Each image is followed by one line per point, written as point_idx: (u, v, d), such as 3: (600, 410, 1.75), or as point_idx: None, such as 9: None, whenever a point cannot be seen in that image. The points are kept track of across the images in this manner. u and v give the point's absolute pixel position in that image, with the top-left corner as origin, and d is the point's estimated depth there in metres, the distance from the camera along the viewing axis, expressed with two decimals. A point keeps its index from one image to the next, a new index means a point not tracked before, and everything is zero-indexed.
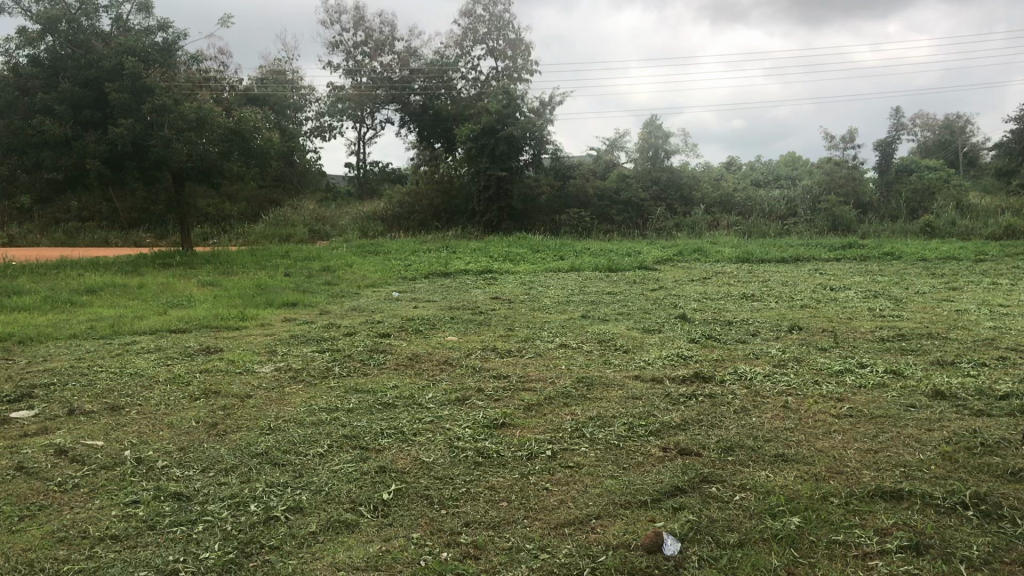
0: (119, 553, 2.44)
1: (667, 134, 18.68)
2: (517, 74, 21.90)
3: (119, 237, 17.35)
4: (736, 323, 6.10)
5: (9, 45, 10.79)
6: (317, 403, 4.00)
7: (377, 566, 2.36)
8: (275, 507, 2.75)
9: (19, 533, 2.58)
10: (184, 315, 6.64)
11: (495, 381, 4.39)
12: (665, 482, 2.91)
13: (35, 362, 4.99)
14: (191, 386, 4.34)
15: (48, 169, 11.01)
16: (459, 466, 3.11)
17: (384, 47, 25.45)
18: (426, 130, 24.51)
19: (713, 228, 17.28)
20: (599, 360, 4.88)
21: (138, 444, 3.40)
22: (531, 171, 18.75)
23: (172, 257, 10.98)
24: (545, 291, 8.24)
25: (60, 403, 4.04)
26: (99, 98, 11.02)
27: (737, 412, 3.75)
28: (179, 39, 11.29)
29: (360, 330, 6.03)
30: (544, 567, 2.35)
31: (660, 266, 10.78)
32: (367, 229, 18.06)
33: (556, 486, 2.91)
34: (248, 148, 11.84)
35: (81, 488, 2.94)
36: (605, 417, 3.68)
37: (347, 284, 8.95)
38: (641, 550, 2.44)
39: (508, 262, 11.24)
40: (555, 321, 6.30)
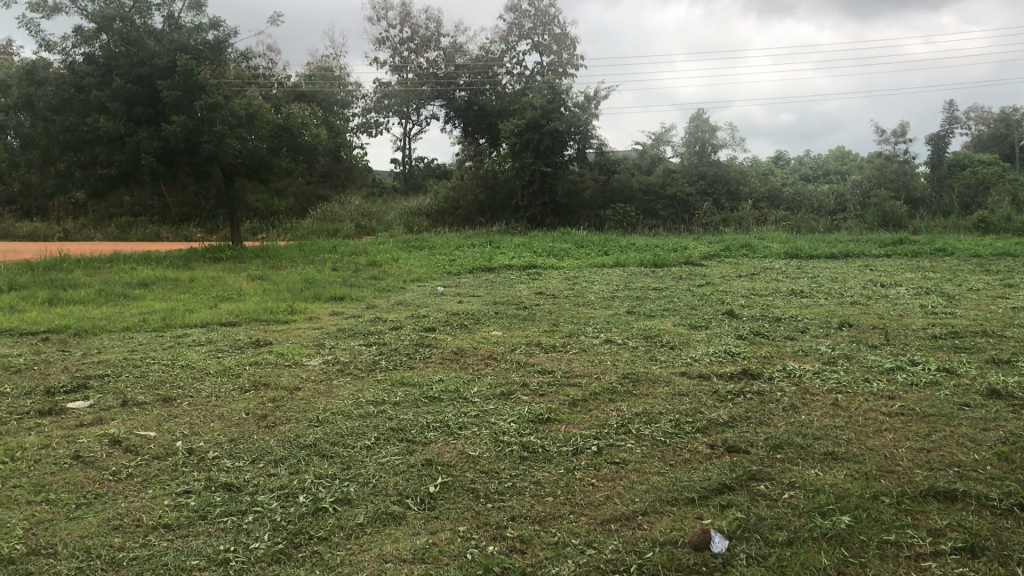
0: (171, 542, 2.48)
1: (714, 128, 18.43)
2: (563, 69, 21.86)
3: (170, 232, 17.65)
4: (785, 320, 6.03)
5: (65, 43, 10.94)
6: (364, 396, 4.05)
7: (424, 559, 2.38)
8: (324, 498, 2.78)
9: (77, 519, 2.64)
10: (232, 308, 6.72)
11: (540, 376, 4.39)
12: (713, 479, 2.89)
13: (90, 353, 5.11)
14: (241, 378, 4.39)
15: (101, 164, 11.21)
16: (504, 460, 3.12)
17: (430, 43, 25.60)
18: (470, 125, 24.59)
19: (761, 223, 17.10)
20: (646, 356, 4.85)
21: (189, 436, 3.45)
22: (576, 166, 18.65)
23: (223, 251, 11.14)
24: (590, 287, 8.22)
25: (113, 394, 4.12)
26: (151, 94, 11.15)
27: (786, 409, 3.71)
28: (229, 37, 11.48)
29: (405, 323, 6.08)
30: (592, 562, 2.34)
31: (706, 262, 10.69)
32: (412, 224, 18.18)
33: (602, 482, 2.90)
34: (295, 143, 12.06)
35: (135, 477, 2.99)
36: (651, 413, 3.66)
37: (393, 278, 9.00)
38: (688, 547, 2.43)
39: (552, 256, 11.23)
40: (601, 317, 6.28)
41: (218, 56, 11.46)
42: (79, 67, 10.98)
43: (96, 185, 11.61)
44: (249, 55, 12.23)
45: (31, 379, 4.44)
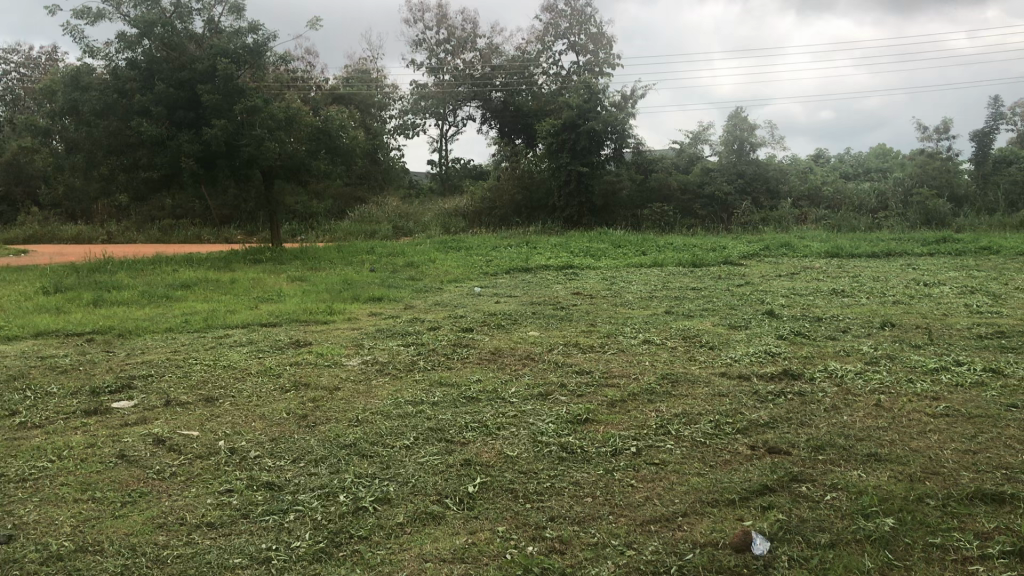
0: (215, 540, 2.51)
1: (753, 126, 18.18)
2: (599, 69, 21.80)
3: (211, 233, 17.88)
4: (826, 319, 5.97)
5: (109, 49, 11.12)
6: (403, 396, 4.07)
7: (463, 558, 2.39)
8: (364, 497, 2.80)
9: (122, 518, 2.68)
10: (273, 309, 6.79)
11: (577, 377, 4.38)
12: (754, 481, 2.86)
13: (134, 354, 5.18)
14: (281, 379, 4.43)
15: (144, 167, 11.39)
16: (543, 460, 3.12)
17: (466, 44, 25.67)
18: (507, 125, 24.63)
19: (801, 222, 16.94)
20: (685, 356, 4.83)
21: (231, 435, 3.49)
22: (613, 165, 18.57)
23: (262, 253, 11.28)
24: (627, 287, 8.20)
25: (157, 394, 4.18)
26: (192, 98, 11.31)
27: (827, 410, 3.67)
28: (269, 40, 11.60)
29: (443, 324, 6.11)
30: (631, 564, 2.33)
31: (745, 262, 10.61)
32: (449, 225, 18.25)
33: (641, 483, 2.89)
34: (333, 145, 12.19)
35: (178, 476, 3.04)
36: (690, 415, 3.64)
37: (431, 279, 9.04)
38: (729, 549, 2.41)
39: (589, 256, 11.20)
40: (639, 317, 6.26)
41: (258, 60, 11.58)
42: (122, 73, 11.16)
43: (138, 188, 11.80)
44: (287, 58, 12.36)
45: (78, 379, 4.52)
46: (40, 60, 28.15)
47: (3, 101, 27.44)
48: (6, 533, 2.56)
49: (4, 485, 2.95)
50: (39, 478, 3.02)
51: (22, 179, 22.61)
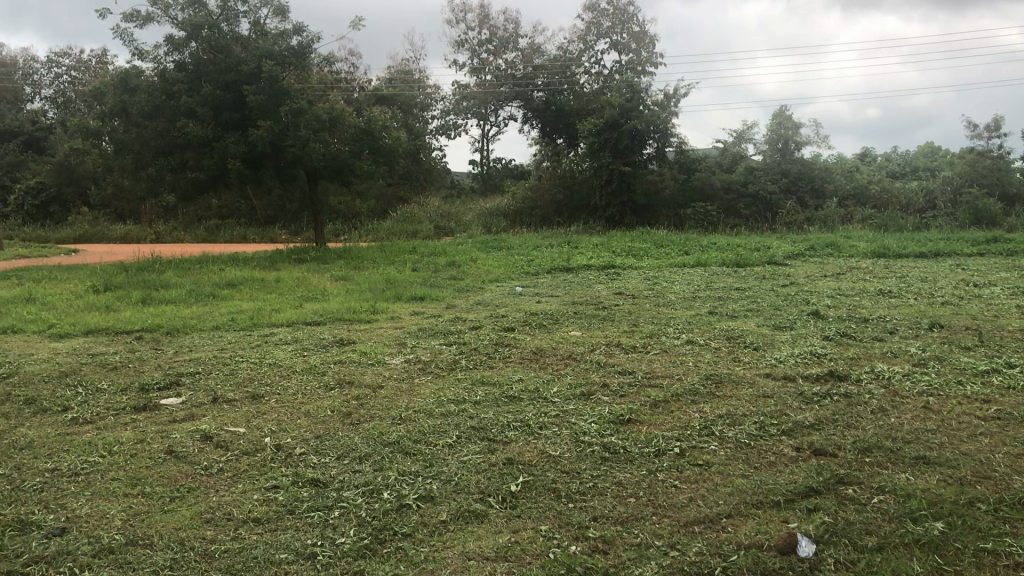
0: (261, 535, 2.55)
1: (798, 125, 18.00)
2: (642, 68, 21.72)
3: (256, 233, 18.12)
4: (873, 320, 5.89)
5: (157, 51, 11.30)
6: (445, 395, 4.08)
7: (507, 557, 2.39)
8: (407, 495, 2.82)
9: (170, 512, 2.72)
10: (317, 308, 6.86)
11: (620, 377, 4.37)
12: (799, 482, 2.84)
13: (181, 352, 5.26)
14: (326, 376, 4.48)
15: (191, 168, 11.57)
16: (586, 460, 3.11)
17: (508, 44, 25.71)
18: (548, 125, 24.62)
19: (846, 221, 16.73)
20: (729, 357, 4.79)
21: (277, 432, 3.54)
22: (655, 165, 18.47)
23: (307, 252, 11.39)
24: (670, 287, 8.15)
25: (204, 391, 4.25)
26: (239, 99, 11.47)
27: (875, 412, 3.61)
28: (313, 42, 11.72)
29: (485, 323, 6.13)
30: (675, 564, 2.32)
31: (790, 261, 10.50)
32: (490, 225, 18.30)
33: (685, 484, 2.87)
34: (376, 145, 12.29)
35: (225, 472, 3.08)
36: (735, 416, 3.60)
37: (472, 278, 9.07)
38: (774, 550, 2.39)
39: (632, 257, 11.16)
40: (682, 317, 6.22)
41: (302, 61, 11.70)
42: (169, 74, 11.33)
43: (186, 189, 11.98)
44: (331, 59, 12.48)
45: (128, 376, 4.61)
46: (90, 63, 28.66)
47: (55, 103, 28.00)
48: (59, 525, 2.62)
49: (58, 479, 3.02)
50: (91, 472, 3.08)
51: (73, 180, 23.06)
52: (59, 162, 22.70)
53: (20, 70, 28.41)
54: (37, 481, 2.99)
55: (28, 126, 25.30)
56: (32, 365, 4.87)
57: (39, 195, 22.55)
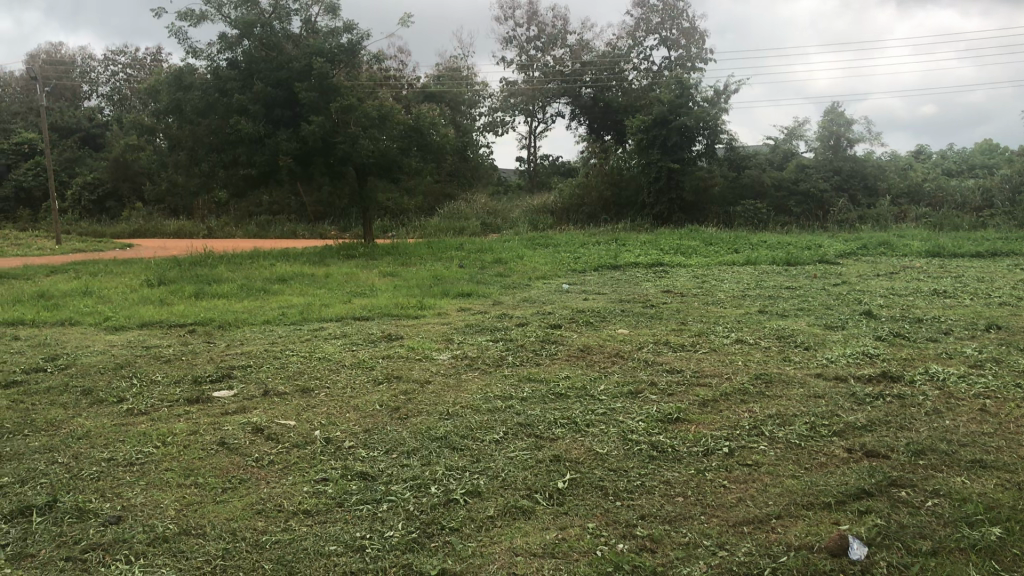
0: (311, 527, 2.58)
1: (851, 121, 17.70)
2: (691, 64, 21.55)
3: (305, 229, 18.33)
4: (928, 321, 5.77)
5: (210, 49, 11.49)
6: (492, 391, 4.09)
7: (554, 554, 2.39)
8: (454, 490, 2.84)
9: (223, 503, 2.77)
10: (366, 303, 6.92)
11: (668, 375, 4.33)
12: (851, 484, 2.79)
13: (233, 345, 5.34)
14: (374, 371, 4.52)
15: (243, 164, 11.72)
16: (634, 458, 3.10)
17: (557, 41, 25.67)
18: (596, 121, 24.55)
19: (900, 220, 16.41)
20: (779, 357, 4.73)
21: (326, 425, 3.58)
22: (705, 162, 18.30)
23: (356, 248, 11.50)
24: (718, 285, 8.06)
25: (256, 384, 4.32)
26: (290, 97, 11.61)
27: (929, 414, 3.54)
28: (363, 39, 11.82)
29: (531, 320, 6.12)
30: (724, 564, 2.31)
31: (842, 260, 10.35)
32: (537, 222, 18.32)
33: (734, 484, 2.85)
34: (425, 142, 12.37)
35: (275, 464, 3.13)
36: (785, 416, 3.56)
37: (519, 275, 9.07)
38: (824, 552, 2.36)
39: (680, 254, 11.06)
40: (731, 316, 6.15)
41: (353, 59, 11.80)
42: (222, 72, 11.52)
43: (238, 185, 12.16)
44: (381, 57, 12.57)
45: (181, 368, 4.69)
46: (145, 61, 29.23)
47: (111, 100, 28.58)
48: (115, 514, 2.67)
49: (113, 468, 3.09)
50: (146, 463, 3.14)
51: (129, 176, 23.52)
52: (115, 159, 23.16)
53: (78, 68, 29.07)
54: (95, 470, 3.06)
55: (86, 122, 25.87)
56: (88, 357, 4.98)
57: (96, 190, 23.04)
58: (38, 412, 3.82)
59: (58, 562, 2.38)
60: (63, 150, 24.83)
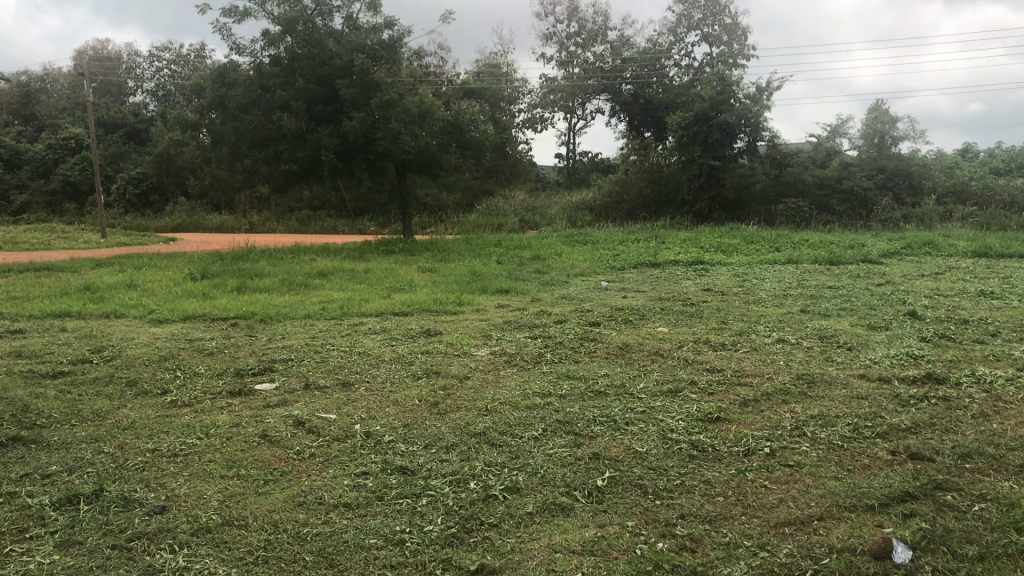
0: (351, 520, 2.60)
1: (896, 119, 17.42)
2: (733, 60, 21.38)
3: (346, 225, 18.47)
4: (974, 322, 5.67)
5: (254, 46, 11.61)
6: (531, 387, 4.10)
7: (593, 551, 2.39)
8: (494, 485, 2.85)
9: (264, 495, 2.80)
10: (405, 299, 6.96)
11: (709, 374, 4.31)
12: (895, 487, 2.76)
13: (274, 339, 5.40)
14: (414, 366, 4.55)
15: (285, 159, 11.83)
16: (673, 457, 3.08)
17: (597, 37, 25.60)
18: (636, 118, 24.44)
19: (945, 220, 16.14)
20: (821, 357, 4.67)
21: (366, 419, 3.61)
22: (746, 159, 18.17)
23: (395, 243, 11.56)
24: (760, 284, 7.99)
25: (297, 377, 4.37)
26: (331, 93, 11.70)
27: (975, 417, 3.49)
28: (404, 36, 11.87)
29: (570, 317, 6.11)
30: (765, 565, 2.29)
31: (885, 260, 10.22)
32: (575, 219, 18.29)
33: (775, 484, 2.82)
34: (465, 139, 12.42)
35: (317, 456, 3.16)
36: (828, 416, 3.53)
37: (557, 272, 9.07)
38: (868, 555, 2.33)
39: (720, 253, 10.98)
40: (772, 315, 6.09)
41: (393, 56, 11.87)
42: (265, 69, 11.63)
43: (280, 180, 12.28)
44: (422, 53, 12.62)
45: (223, 361, 4.74)
46: (189, 57, 29.65)
47: (156, 96, 29.03)
48: (160, 504, 2.72)
49: (158, 459, 3.14)
50: (189, 454, 3.19)
51: (173, 171, 23.87)
52: (159, 154, 23.52)
53: (124, 65, 29.57)
54: (139, 461, 3.11)
55: (131, 117, 26.30)
56: (133, 349, 5.07)
57: (140, 184, 23.40)
58: (85, 402, 3.90)
59: (104, 550, 2.42)
60: (110, 145, 25.26)
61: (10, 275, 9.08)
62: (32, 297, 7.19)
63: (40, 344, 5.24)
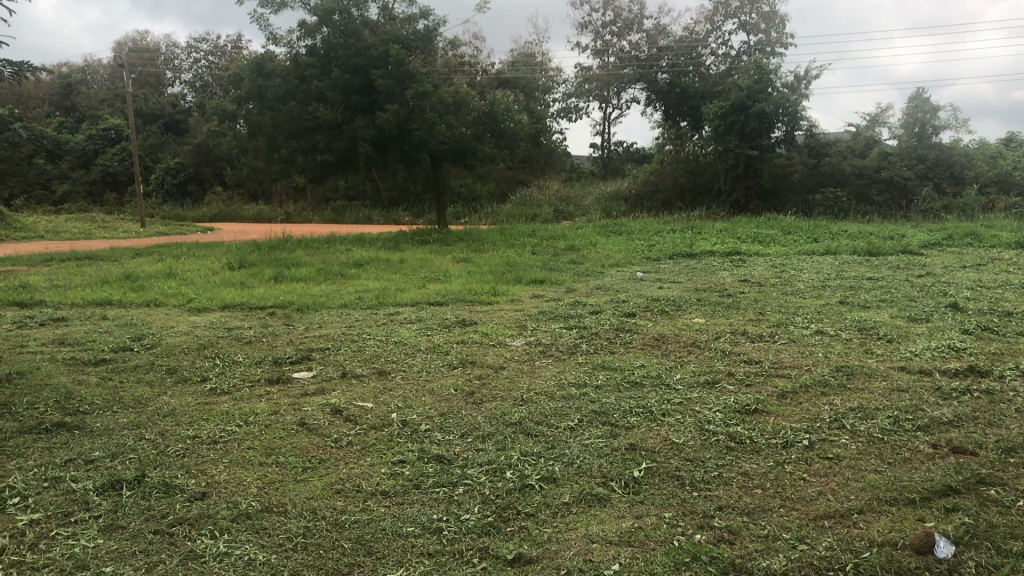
0: (388, 508, 2.62)
1: (938, 107, 17.13)
2: (771, 49, 21.16)
3: (381, 215, 18.56)
4: (1017, 315, 5.58)
5: (290, 36, 11.68)
6: (566, 377, 4.10)
7: (630, 542, 2.39)
8: (530, 475, 2.85)
9: (303, 482, 2.83)
10: (440, 289, 6.98)
11: (747, 366, 4.28)
12: (936, 481, 2.72)
13: (312, 328, 5.44)
14: (450, 355, 4.57)
15: (322, 150, 11.89)
16: (711, 449, 3.07)
17: (633, 25, 25.46)
18: (672, 107, 24.25)
19: (988, 210, 15.87)
20: (860, 349, 4.61)
21: (403, 408, 3.63)
22: (784, 149, 18.00)
23: (430, 234, 11.60)
24: (797, 275, 7.90)
25: (334, 366, 4.40)
26: (367, 83, 11.74)
27: (1020, 411, 3.43)
28: (439, 26, 11.88)
29: (605, 308, 6.09)
30: (804, 558, 2.27)
31: (926, 251, 10.07)
32: (610, 209, 18.24)
33: (814, 477, 2.80)
34: (500, 129, 12.43)
35: (354, 445, 3.18)
36: (867, 409, 3.49)
37: (592, 262, 9.04)
38: (909, 550, 2.30)
39: (757, 244, 10.89)
40: (810, 306, 6.03)
41: (429, 46, 11.87)
42: (302, 59, 11.69)
43: (316, 171, 12.35)
44: (457, 42, 12.62)
45: (260, 350, 4.79)
46: (226, 48, 29.92)
47: (194, 86, 29.32)
48: (200, 490, 2.76)
49: (198, 445, 3.18)
50: (229, 441, 3.23)
51: (211, 161, 24.12)
52: (197, 145, 23.77)
53: (163, 56, 29.90)
54: (180, 447, 3.15)
55: (169, 108, 26.60)
56: (172, 337, 5.13)
57: (178, 175, 23.67)
58: (126, 389, 3.96)
59: (147, 535, 2.46)
60: (149, 135, 25.59)
61: (53, 263, 9.23)
62: (74, 285, 7.30)
63: (82, 331, 5.33)
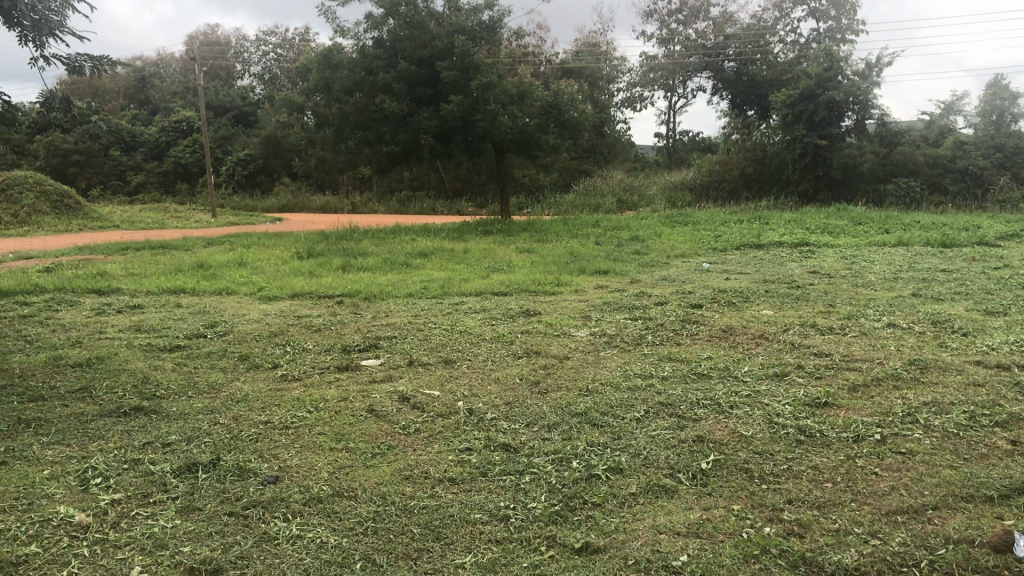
0: (456, 495, 2.65)
1: (1016, 94, 16.59)
2: (841, 35, 20.75)
3: (445, 206, 18.68)
4: None
5: (357, 29, 11.80)
6: (632, 368, 4.09)
7: (699, 533, 2.38)
8: (596, 465, 2.85)
9: (374, 468, 2.87)
10: (505, 278, 7.00)
11: (817, 359, 4.20)
12: (1015, 478, 2.65)
13: (379, 316, 5.51)
14: (515, 345, 4.59)
15: (387, 141, 11.99)
16: (779, 442, 3.03)
17: (699, 14, 25.15)
18: (738, 96, 23.92)
19: None
20: (934, 343, 4.50)
21: (469, 396, 3.66)
22: (854, 139, 17.71)
23: (494, 223, 11.63)
24: (870, 267, 7.73)
25: (401, 354, 4.45)
26: (432, 75, 11.80)
27: None
28: (504, 16, 11.88)
29: (671, 299, 6.05)
30: (877, 553, 2.24)
31: (1003, 242, 9.77)
32: (675, 200, 18.11)
33: (887, 472, 2.75)
34: (565, 120, 12.40)
35: (422, 432, 3.22)
36: (942, 403, 3.41)
37: (658, 253, 8.97)
38: (987, 547, 2.26)
39: (827, 234, 10.67)
40: (882, 298, 5.91)
41: (493, 36, 11.89)
42: (369, 51, 11.81)
43: (382, 161, 12.48)
44: (521, 33, 12.61)
45: (329, 338, 4.87)
46: (294, 41, 30.33)
47: (263, 79, 29.84)
48: (273, 474, 2.82)
49: (270, 431, 3.25)
50: (300, 427, 3.29)
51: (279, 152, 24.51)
52: (267, 136, 24.19)
53: (233, 49, 30.47)
54: (253, 432, 3.23)
55: (239, 101, 27.08)
56: (244, 324, 5.24)
57: (248, 166, 24.12)
58: (201, 375, 4.06)
59: (223, 516, 2.53)
60: (219, 127, 26.11)
61: (130, 253, 9.49)
62: (149, 274, 7.49)
63: (157, 319, 5.47)
